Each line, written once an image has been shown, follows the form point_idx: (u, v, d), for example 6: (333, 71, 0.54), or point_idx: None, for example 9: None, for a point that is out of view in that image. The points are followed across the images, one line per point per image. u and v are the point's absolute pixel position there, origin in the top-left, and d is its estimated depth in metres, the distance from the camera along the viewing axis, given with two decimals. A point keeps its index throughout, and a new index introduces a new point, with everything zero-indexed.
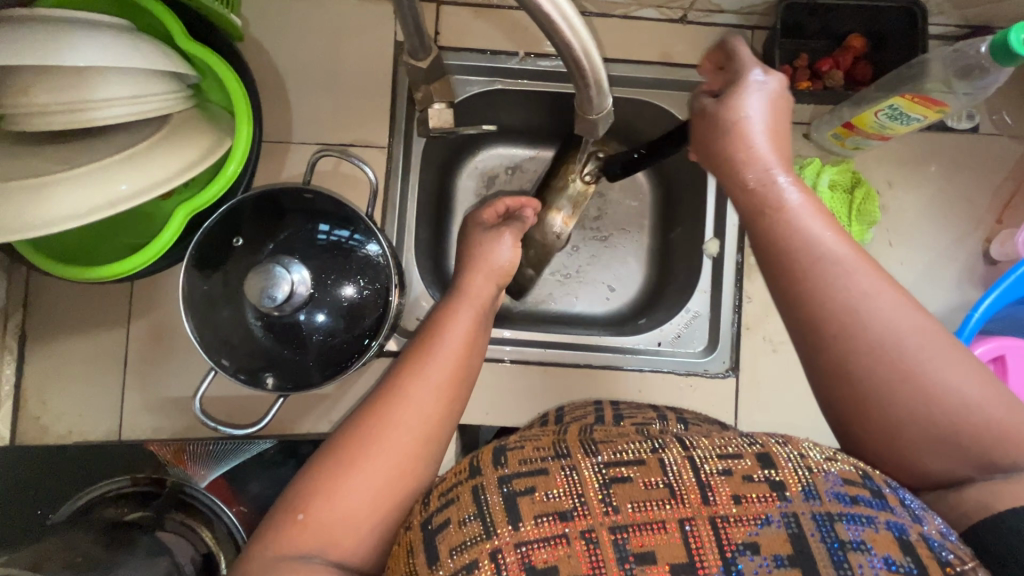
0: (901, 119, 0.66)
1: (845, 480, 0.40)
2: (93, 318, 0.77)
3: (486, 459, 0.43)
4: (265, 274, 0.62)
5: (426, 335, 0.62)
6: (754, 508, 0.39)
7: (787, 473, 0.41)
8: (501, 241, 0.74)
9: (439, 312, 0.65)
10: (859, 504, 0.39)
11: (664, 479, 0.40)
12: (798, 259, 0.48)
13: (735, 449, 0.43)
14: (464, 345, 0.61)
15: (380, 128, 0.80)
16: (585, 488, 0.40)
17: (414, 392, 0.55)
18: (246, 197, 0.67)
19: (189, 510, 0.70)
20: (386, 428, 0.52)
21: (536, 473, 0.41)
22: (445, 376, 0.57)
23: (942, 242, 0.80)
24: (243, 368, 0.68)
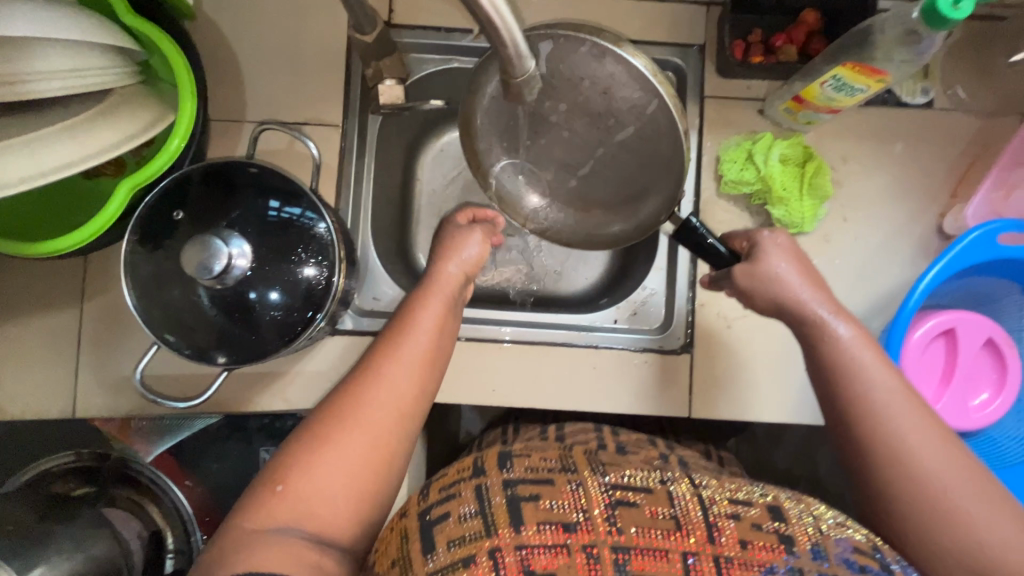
0: (846, 90, 0.66)
1: (856, 548, 0.46)
2: (46, 297, 0.77)
3: (491, 462, 0.50)
4: (202, 246, 0.59)
5: (394, 329, 0.60)
6: (760, 556, 0.45)
7: (796, 529, 0.47)
8: (470, 237, 0.70)
9: (408, 301, 0.63)
10: (867, 573, 0.45)
11: (669, 511, 0.47)
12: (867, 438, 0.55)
13: (747, 497, 0.50)
14: (438, 325, 0.61)
15: (334, 106, 0.80)
16: (590, 503, 0.46)
17: (388, 368, 0.56)
18: (193, 167, 0.67)
19: (135, 486, 0.70)
20: (362, 401, 0.53)
21: (546, 479, 0.48)
22: (422, 353, 0.58)
23: (896, 218, 0.80)
24: (192, 345, 0.68)
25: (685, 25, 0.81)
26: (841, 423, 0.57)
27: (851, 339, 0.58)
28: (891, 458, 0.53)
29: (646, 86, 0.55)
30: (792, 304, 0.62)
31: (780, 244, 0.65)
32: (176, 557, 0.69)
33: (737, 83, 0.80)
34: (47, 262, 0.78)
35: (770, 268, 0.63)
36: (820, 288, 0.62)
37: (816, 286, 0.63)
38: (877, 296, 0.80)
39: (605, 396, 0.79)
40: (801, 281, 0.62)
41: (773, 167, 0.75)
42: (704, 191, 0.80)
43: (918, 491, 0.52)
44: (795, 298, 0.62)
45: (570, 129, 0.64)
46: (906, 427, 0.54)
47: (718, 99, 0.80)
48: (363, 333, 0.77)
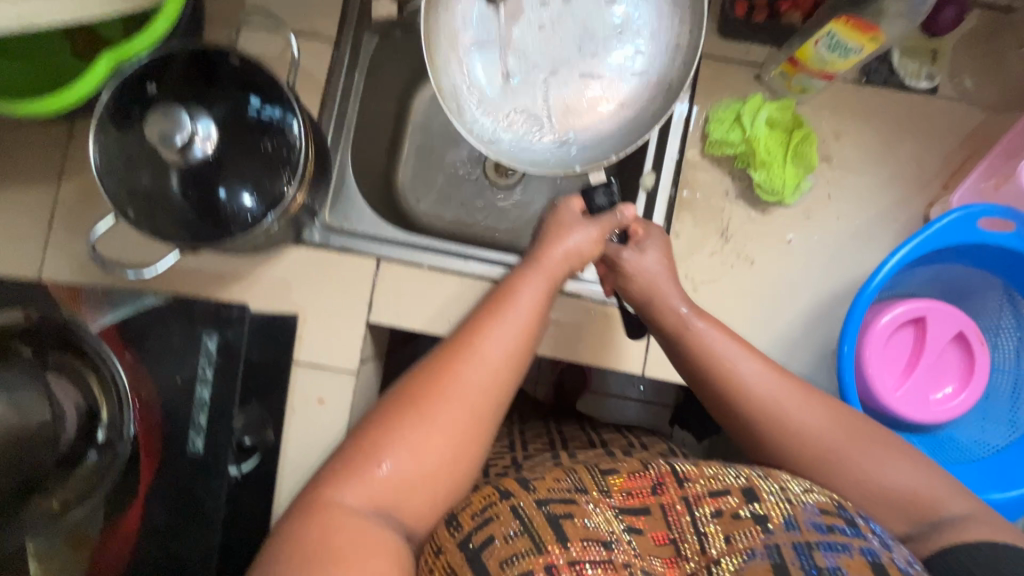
0: (840, 51, 0.64)
1: (822, 511, 0.48)
2: (26, 171, 0.78)
3: (515, 485, 0.52)
4: (171, 117, 0.63)
5: (493, 310, 0.62)
6: (739, 545, 0.48)
7: (769, 506, 0.49)
8: (584, 229, 0.68)
9: (510, 280, 0.66)
10: (835, 532, 0.47)
11: (668, 532, 0.51)
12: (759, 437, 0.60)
13: (723, 482, 0.52)
14: (536, 310, 0.63)
15: (328, 18, 0.79)
16: (614, 530, 0.49)
17: (485, 348, 0.59)
18: (178, 46, 0.67)
19: (76, 353, 0.64)
20: (457, 379, 0.56)
21: (565, 499, 0.50)
22: (517, 339, 0.60)
23: (883, 202, 0.78)
24: (153, 227, 0.68)
25: None
26: (728, 423, 0.62)
27: (705, 328, 0.64)
28: (781, 436, 0.59)
29: (676, 53, 0.69)
30: (659, 298, 0.67)
31: (652, 242, 0.70)
32: (109, 429, 0.64)
33: (737, 45, 0.79)
34: (31, 136, 0.79)
35: (639, 265, 0.68)
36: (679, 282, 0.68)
37: (676, 281, 0.68)
38: (851, 279, 0.78)
39: (560, 344, 0.77)
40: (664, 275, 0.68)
41: (759, 129, 0.74)
42: (688, 150, 0.79)
43: (814, 458, 0.57)
44: (659, 293, 0.67)
45: (550, 30, 0.71)
46: (782, 400, 0.59)
47: (716, 59, 0.79)
48: (328, 248, 0.78)
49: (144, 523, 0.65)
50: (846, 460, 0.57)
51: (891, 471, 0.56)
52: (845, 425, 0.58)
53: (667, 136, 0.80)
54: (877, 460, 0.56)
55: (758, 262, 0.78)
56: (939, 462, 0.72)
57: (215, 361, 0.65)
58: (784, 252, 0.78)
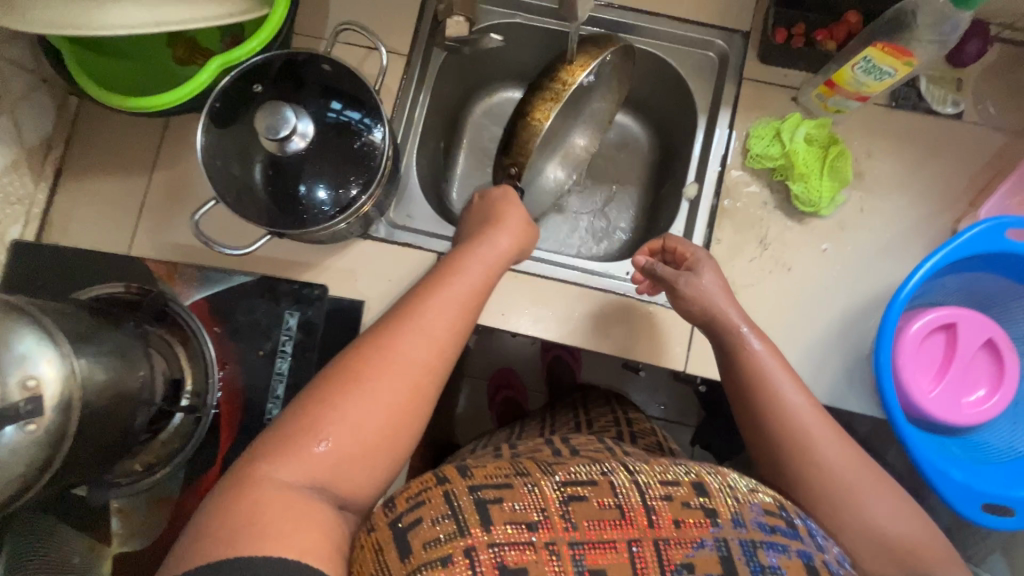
0: (875, 74, 0.70)
1: (766, 512, 0.51)
2: (123, 164, 0.86)
3: (452, 472, 0.49)
4: (272, 112, 0.68)
5: (432, 287, 0.60)
6: (691, 533, 0.48)
7: (719, 502, 0.51)
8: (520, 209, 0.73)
9: (448, 260, 0.65)
10: (777, 533, 0.50)
11: (614, 500, 0.48)
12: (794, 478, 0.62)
13: (675, 477, 0.52)
14: (483, 283, 0.63)
15: (403, 35, 0.87)
16: (547, 502, 0.47)
17: (427, 322, 0.56)
18: (277, 54, 0.74)
19: (169, 327, 0.71)
20: (397, 353, 0.54)
21: (503, 485, 0.48)
22: (456, 309, 0.58)
23: (912, 217, 0.83)
24: (242, 211, 0.74)
25: (733, 11, 0.87)
26: (762, 438, 0.65)
27: (763, 353, 0.67)
28: (806, 465, 0.62)
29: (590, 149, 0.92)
30: (719, 315, 0.70)
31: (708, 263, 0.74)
32: (193, 397, 0.70)
33: (775, 70, 0.86)
34: (130, 133, 0.87)
35: (697, 284, 0.72)
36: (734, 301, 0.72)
37: (732, 299, 0.72)
38: (880, 288, 0.82)
39: (608, 337, 0.82)
40: (722, 299, 0.71)
41: (798, 144, 0.80)
42: (729, 163, 0.85)
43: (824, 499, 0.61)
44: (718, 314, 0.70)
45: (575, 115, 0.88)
46: (816, 431, 0.62)
47: (756, 81, 0.86)
48: (392, 242, 0.84)
49: (219, 487, 0.69)
50: (857, 503, 0.60)
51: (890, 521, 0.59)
52: (868, 472, 0.61)
53: (709, 150, 0.87)
54: (888, 510, 0.59)
55: (796, 268, 0.82)
56: (973, 462, 0.75)
57: (295, 335, 0.71)
58: (820, 260, 0.83)
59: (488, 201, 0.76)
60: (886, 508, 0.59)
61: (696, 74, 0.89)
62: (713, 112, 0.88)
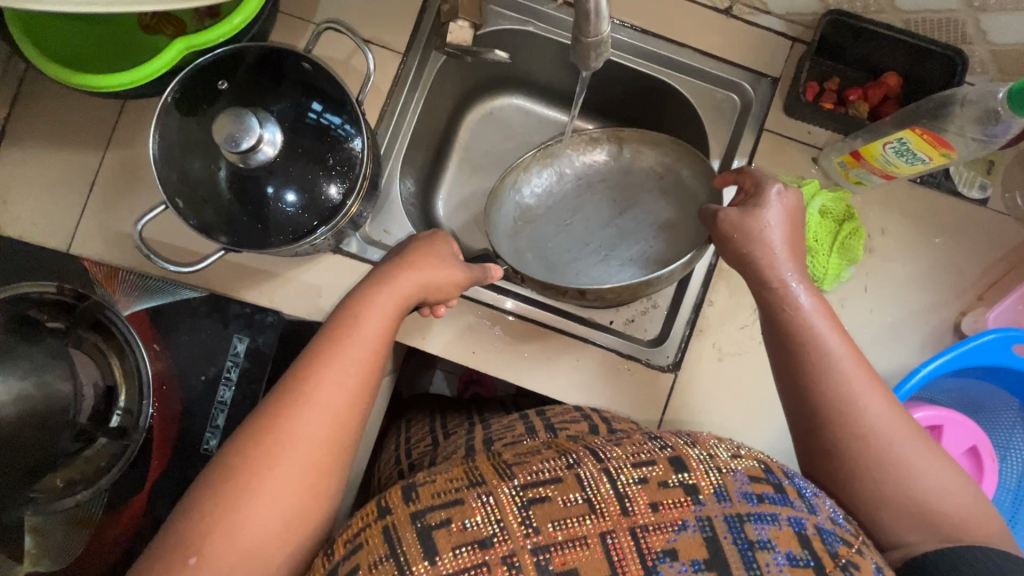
0: (906, 157, 0.64)
1: (751, 479, 0.49)
2: (72, 135, 0.77)
3: (395, 497, 0.45)
4: (236, 118, 0.60)
5: (333, 334, 0.53)
6: (671, 515, 0.46)
7: (699, 475, 0.48)
8: (443, 252, 0.64)
9: (346, 303, 0.56)
10: (764, 501, 0.47)
11: (582, 493, 0.46)
12: (835, 436, 0.57)
13: (649, 456, 0.49)
14: (384, 333, 0.55)
15: (401, 33, 0.79)
16: (504, 513, 0.44)
17: (320, 394, 0.49)
18: (250, 47, 0.67)
19: (105, 334, 0.66)
20: (286, 441, 0.47)
21: (453, 502, 0.44)
22: (356, 374, 0.52)
23: (917, 303, 0.78)
24: (197, 218, 0.67)
25: (764, 53, 0.79)
26: (802, 391, 0.59)
27: (810, 309, 0.61)
28: (854, 424, 0.56)
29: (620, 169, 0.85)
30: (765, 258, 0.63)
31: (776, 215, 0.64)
32: (125, 415, 0.65)
33: (800, 125, 0.79)
34: (84, 102, 0.78)
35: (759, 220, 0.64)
36: (795, 253, 0.64)
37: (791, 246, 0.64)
38: (873, 373, 0.78)
39: (580, 389, 0.79)
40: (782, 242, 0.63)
41: (811, 216, 0.74)
42: None
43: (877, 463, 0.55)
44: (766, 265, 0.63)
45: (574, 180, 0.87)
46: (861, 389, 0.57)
47: (777, 135, 0.79)
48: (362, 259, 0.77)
49: (146, 514, 0.64)
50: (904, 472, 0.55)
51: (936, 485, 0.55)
52: (911, 430, 0.56)
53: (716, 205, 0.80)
54: (929, 470, 0.55)
55: None
56: None
57: (242, 364, 0.66)
58: None
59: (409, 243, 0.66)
60: (928, 467, 0.55)
61: (715, 116, 0.82)
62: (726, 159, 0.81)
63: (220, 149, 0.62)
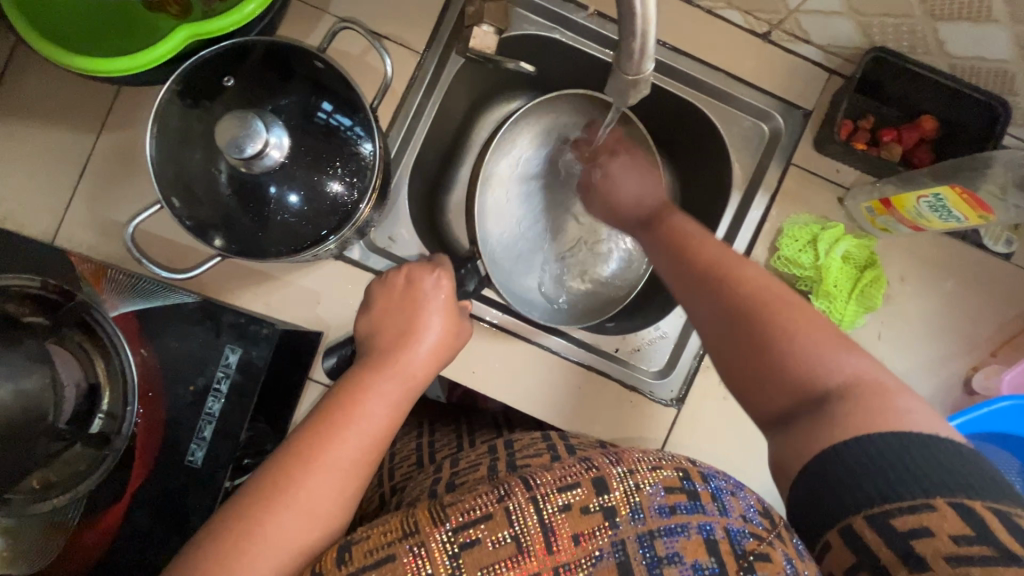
0: (941, 213, 0.62)
1: (667, 490, 0.45)
2: (64, 115, 0.73)
3: (329, 561, 0.42)
4: (240, 122, 0.56)
5: (331, 425, 0.51)
6: (588, 545, 0.43)
7: (617, 495, 0.45)
8: (436, 309, 0.62)
9: (346, 389, 0.55)
10: (676, 514, 0.45)
11: (510, 533, 0.42)
12: (717, 308, 0.53)
13: (573, 478, 0.45)
14: (385, 426, 0.54)
15: (420, 32, 0.75)
16: (435, 564, 0.41)
17: (311, 493, 0.48)
18: (259, 40, 0.63)
19: (90, 334, 0.62)
20: (270, 539, 0.46)
21: (385, 560, 0.41)
22: (350, 468, 0.50)
23: (929, 355, 0.77)
24: (194, 217, 0.64)
25: (798, 84, 0.76)
26: (684, 281, 0.57)
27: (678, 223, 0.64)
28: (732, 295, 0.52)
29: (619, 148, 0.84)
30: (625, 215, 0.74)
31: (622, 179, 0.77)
32: (107, 420, 0.62)
33: (827, 162, 0.76)
34: (79, 80, 0.73)
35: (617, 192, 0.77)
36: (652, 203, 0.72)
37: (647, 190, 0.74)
38: None
39: (580, 417, 0.77)
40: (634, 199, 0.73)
41: (832, 260, 0.72)
42: (753, 254, 0.76)
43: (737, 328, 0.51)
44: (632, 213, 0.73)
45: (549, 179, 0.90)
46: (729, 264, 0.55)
47: (803, 170, 0.76)
48: (366, 269, 0.75)
49: (123, 526, 0.62)
50: (790, 334, 0.48)
51: (842, 366, 0.47)
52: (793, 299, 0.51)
53: (735, 237, 0.78)
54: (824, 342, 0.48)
55: None
56: None
57: (233, 377, 0.63)
58: None
59: (412, 290, 0.63)
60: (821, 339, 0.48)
61: (741, 144, 0.78)
62: (748, 191, 0.78)
63: (224, 155, 0.59)
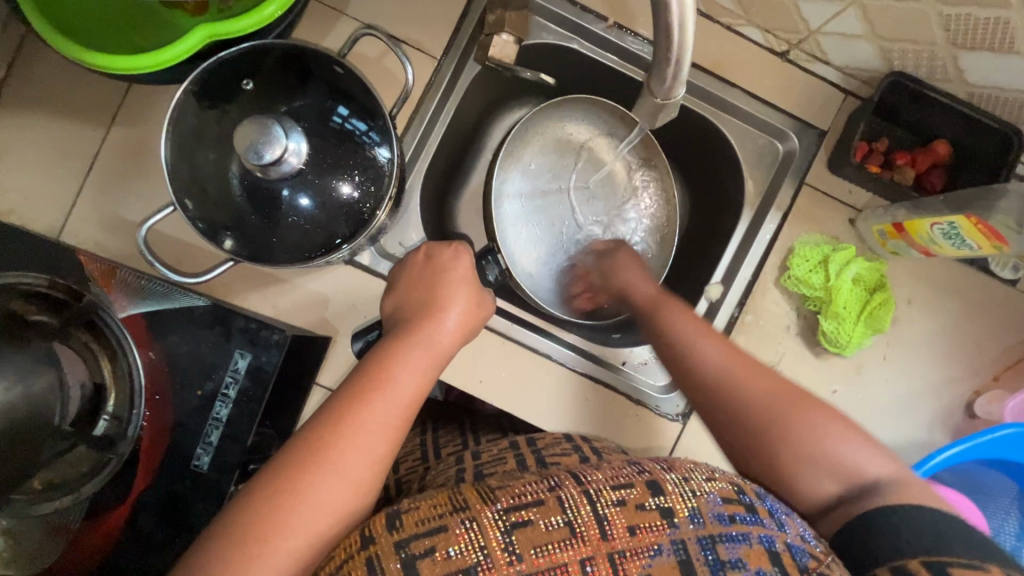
0: (954, 240, 0.64)
1: (724, 500, 0.45)
2: (73, 108, 0.72)
3: (378, 524, 0.41)
4: (259, 127, 0.56)
5: (363, 392, 0.51)
6: (645, 539, 0.43)
7: (673, 498, 0.45)
8: (462, 283, 0.63)
9: (376, 357, 0.54)
10: (736, 522, 0.44)
11: (564, 517, 0.42)
12: (731, 428, 0.56)
13: (626, 479, 0.46)
14: (417, 395, 0.53)
15: (439, 37, 0.74)
16: (488, 539, 0.40)
17: (345, 458, 0.47)
18: (278, 43, 0.62)
19: (97, 335, 0.61)
20: (304, 504, 0.45)
21: (438, 530, 0.41)
22: (383, 436, 0.49)
23: (933, 378, 0.77)
24: (205, 219, 0.63)
25: (815, 104, 0.76)
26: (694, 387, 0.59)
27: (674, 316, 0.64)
28: (739, 419, 0.55)
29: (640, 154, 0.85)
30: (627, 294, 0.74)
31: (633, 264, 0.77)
32: (111, 423, 0.61)
33: (840, 184, 0.76)
34: (90, 73, 0.72)
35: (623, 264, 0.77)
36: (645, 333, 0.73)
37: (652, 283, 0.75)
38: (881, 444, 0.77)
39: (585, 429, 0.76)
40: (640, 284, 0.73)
41: (843, 282, 0.72)
42: (763, 272, 0.77)
43: (762, 416, 0.54)
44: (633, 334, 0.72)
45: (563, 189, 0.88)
46: (728, 377, 0.57)
47: (816, 190, 0.76)
48: (376, 274, 0.75)
49: (126, 529, 0.61)
50: (807, 438, 0.52)
51: (858, 459, 0.51)
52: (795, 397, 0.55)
53: (745, 254, 0.78)
54: (838, 435, 0.52)
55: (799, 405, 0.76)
56: None
57: (242, 382, 0.62)
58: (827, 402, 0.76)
59: (433, 264, 0.65)
60: (835, 433, 0.52)
61: (755, 161, 0.79)
62: (761, 209, 0.78)
63: (240, 159, 0.58)
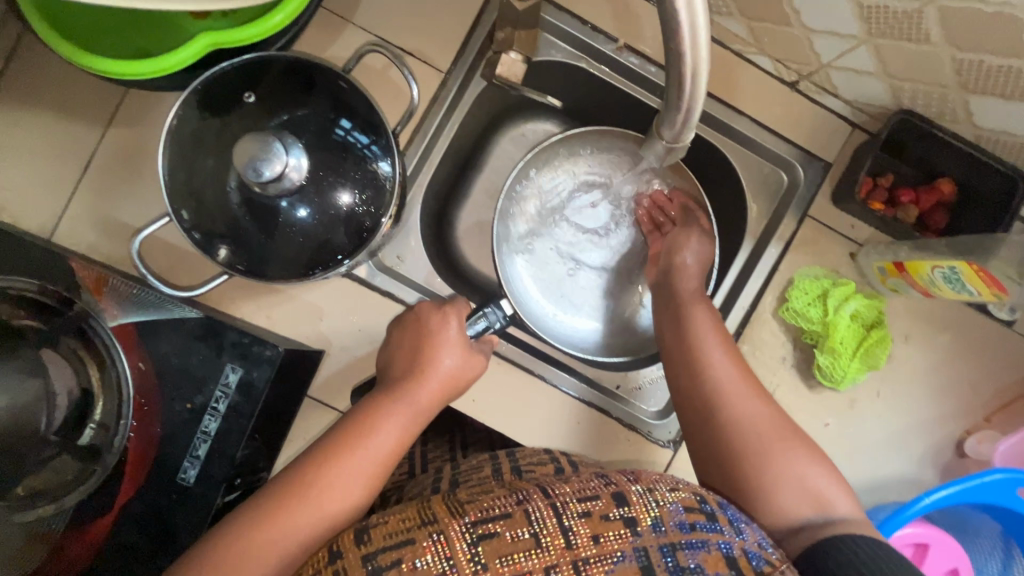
0: (955, 285, 0.64)
1: (686, 508, 0.45)
2: (70, 106, 0.70)
3: (349, 540, 0.41)
4: (261, 144, 0.54)
5: (346, 440, 0.54)
6: (609, 547, 0.42)
7: (638, 508, 0.44)
8: (452, 341, 0.65)
9: (364, 409, 0.58)
10: (697, 530, 0.44)
11: (529, 529, 0.41)
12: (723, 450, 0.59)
13: (593, 490, 0.45)
14: (396, 445, 0.56)
15: (446, 50, 0.73)
16: (453, 551, 0.39)
17: (326, 498, 0.50)
18: (281, 55, 0.60)
19: (87, 343, 0.60)
20: (281, 535, 0.48)
21: (405, 542, 0.40)
22: (364, 481, 0.53)
23: (925, 415, 0.77)
24: (201, 228, 0.62)
25: (821, 135, 0.76)
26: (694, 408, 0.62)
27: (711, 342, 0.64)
28: (738, 446, 0.58)
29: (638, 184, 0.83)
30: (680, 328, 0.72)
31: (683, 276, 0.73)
32: (98, 431, 0.60)
33: (843, 217, 0.76)
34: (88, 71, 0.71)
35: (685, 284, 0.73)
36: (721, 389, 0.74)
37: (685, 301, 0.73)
38: (870, 478, 0.77)
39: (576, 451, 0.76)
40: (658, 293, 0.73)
41: (841, 317, 0.72)
42: (761, 302, 0.76)
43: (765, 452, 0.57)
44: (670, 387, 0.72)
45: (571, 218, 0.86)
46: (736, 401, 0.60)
47: (819, 223, 0.76)
48: (372, 288, 0.74)
49: (109, 538, 0.61)
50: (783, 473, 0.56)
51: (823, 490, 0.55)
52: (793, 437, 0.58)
53: (744, 283, 0.78)
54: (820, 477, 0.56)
55: None
56: None
57: (232, 397, 0.61)
58: (819, 435, 0.76)
59: (423, 323, 0.66)
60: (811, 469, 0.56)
61: (759, 190, 0.78)
62: (762, 238, 0.78)
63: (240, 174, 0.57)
